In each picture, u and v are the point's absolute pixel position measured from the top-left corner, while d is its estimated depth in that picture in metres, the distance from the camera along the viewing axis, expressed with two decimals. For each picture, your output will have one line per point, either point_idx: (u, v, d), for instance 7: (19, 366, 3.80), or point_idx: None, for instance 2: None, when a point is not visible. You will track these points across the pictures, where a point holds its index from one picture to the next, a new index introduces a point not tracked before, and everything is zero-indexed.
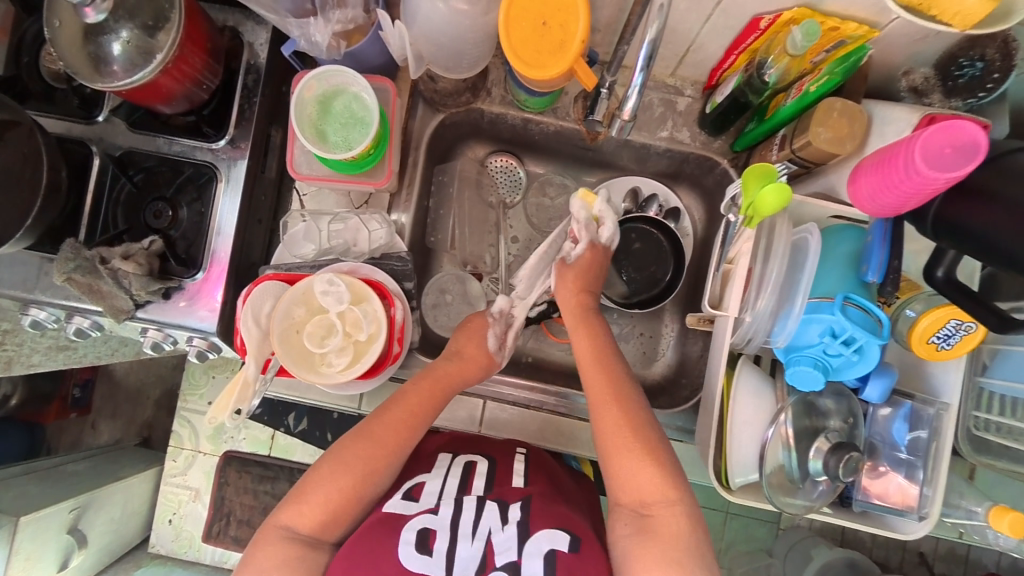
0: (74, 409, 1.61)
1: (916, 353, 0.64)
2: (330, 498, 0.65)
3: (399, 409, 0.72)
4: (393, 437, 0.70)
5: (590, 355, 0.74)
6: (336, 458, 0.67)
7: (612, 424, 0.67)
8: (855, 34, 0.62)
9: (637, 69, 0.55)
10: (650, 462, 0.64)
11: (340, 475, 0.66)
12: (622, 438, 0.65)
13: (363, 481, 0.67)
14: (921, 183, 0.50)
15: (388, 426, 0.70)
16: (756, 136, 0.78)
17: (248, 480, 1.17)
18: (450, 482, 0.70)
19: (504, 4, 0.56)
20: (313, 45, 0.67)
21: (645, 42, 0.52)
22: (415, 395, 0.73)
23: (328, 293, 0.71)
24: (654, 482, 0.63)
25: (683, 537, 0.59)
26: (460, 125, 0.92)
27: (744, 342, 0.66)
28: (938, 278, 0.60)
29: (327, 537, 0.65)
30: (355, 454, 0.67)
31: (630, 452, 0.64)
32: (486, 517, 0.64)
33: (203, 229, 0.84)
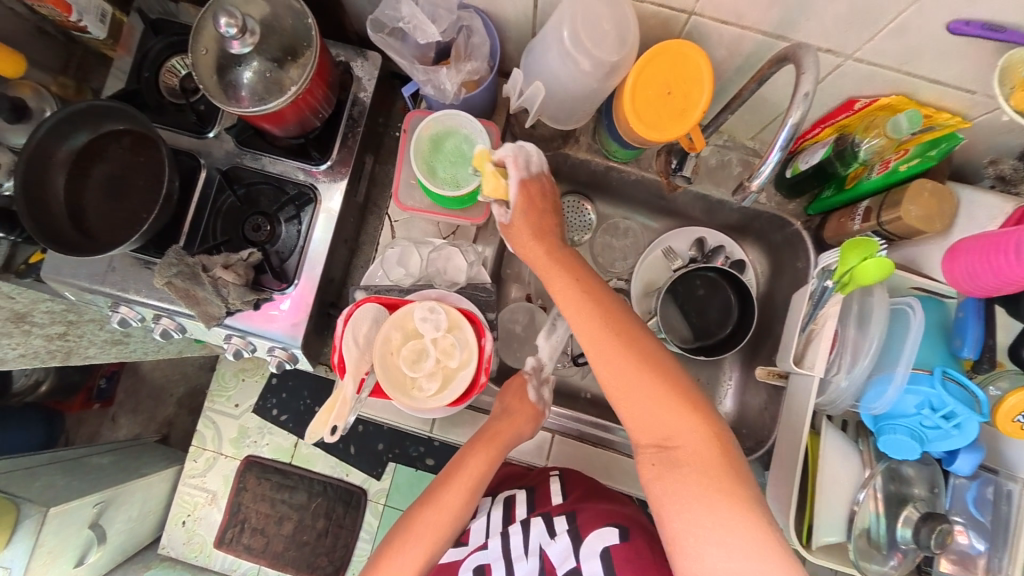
0: (98, 400, 1.62)
1: (1001, 429, 0.65)
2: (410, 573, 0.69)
3: (463, 474, 0.75)
4: (460, 507, 0.73)
5: (569, 287, 0.67)
6: (411, 535, 0.71)
7: (617, 371, 0.61)
8: (946, 123, 0.67)
9: (778, 148, 0.57)
10: (671, 395, 0.59)
11: (417, 552, 0.70)
12: (630, 372, 0.61)
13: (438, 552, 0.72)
14: (1023, 273, 0.55)
15: (454, 498, 0.74)
16: (834, 203, 0.82)
17: (267, 488, 1.17)
18: (495, 517, 0.78)
19: (633, 72, 0.62)
20: (440, 91, 0.72)
21: (788, 126, 0.55)
22: (476, 461, 0.76)
23: (427, 320, 0.73)
24: (676, 415, 0.58)
25: (711, 466, 0.56)
26: (543, 167, 0.96)
27: (829, 403, 0.69)
28: (1023, 356, 0.66)
29: None
30: (427, 530, 0.71)
31: (646, 393, 0.60)
32: (535, 537, 0.71)
33: (297, 244, 0.88)
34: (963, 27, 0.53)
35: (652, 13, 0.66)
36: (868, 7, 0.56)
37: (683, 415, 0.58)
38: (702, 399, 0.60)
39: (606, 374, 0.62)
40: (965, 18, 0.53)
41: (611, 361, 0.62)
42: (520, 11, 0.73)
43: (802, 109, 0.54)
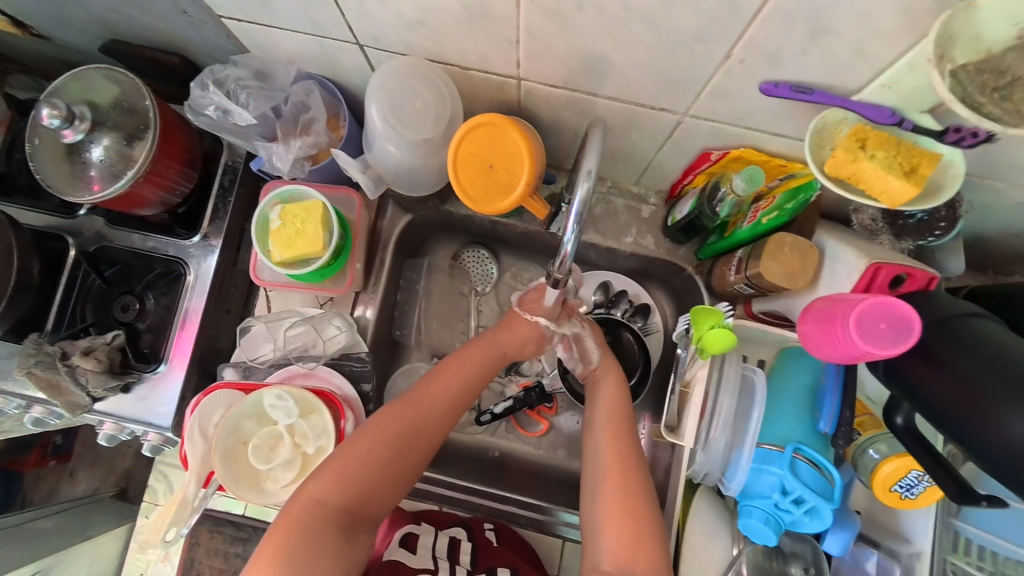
0: (54, 456, 1.37)
1: (882, 499, 0.60)
2: (368, 471, 0.63)
3: (455, 373, 0.71)
4: (445, 404, 0.69)
5: (611, 419, 0.71)
6: (378, 428, 0.65)
7: (608, 497, 0.63)
8: (802, 172, 0.64)
9: (569, 225, 0.51)
10: (637, 527, 0.60)
11: (381, 447, 0.64)
12: (608, 486, 0.64)
13: (409, 452, 0.66)
14: (857, 351, 0.49)
15: (434, 398, 0.69)
16: (718, 249, 0.78)
17: (220, 541, 1.00)
18: (440, 542, 0.80)
19: (452, 148, 0.59)
20: (276, 167, 0.72)
21: (574, 200, 0.49)
22: (463, 365, 0.72)
23: (277, 408, 0.69)
24: (643, 551, 0.59)
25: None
26: (430, 223, 0.93)
27: (701, 476, 0.64)
28: (897, 426, 0.56)
29: (362, 501, 0.63)
30: (398, 429, 0.66)
31: (620, 519, 0.61)
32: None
33: (170, 322, 0.85)
34: (774, 89, 0.49)
35: (483, 80, 0.63)
36: (675, 74, 0.53)
37: (634, 535, 0.60)
38: (657, 526, 0.61)
39: (594, 493, 0.65)
40: (774, 79, 0.49)
41: (605, 483, 0.65)
42: (360, 79, 0.71)
43: (587, 186, 0.49)
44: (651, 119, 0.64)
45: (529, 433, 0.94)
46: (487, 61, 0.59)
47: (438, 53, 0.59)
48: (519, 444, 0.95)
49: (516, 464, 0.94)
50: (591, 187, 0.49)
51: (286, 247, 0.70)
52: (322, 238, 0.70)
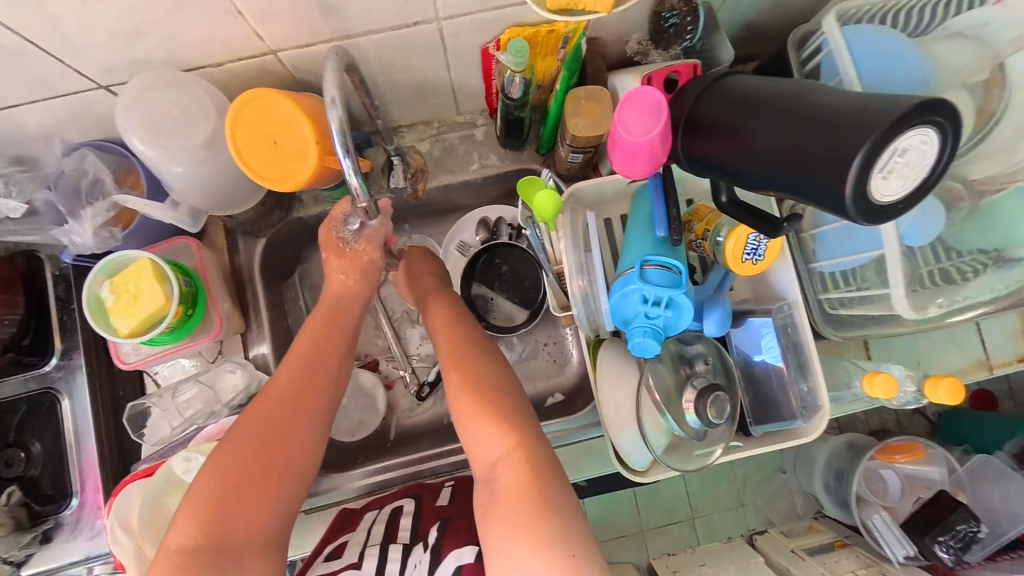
0: None
1: (740, 274, 0.66)
2: (222, 495, 0.55)
3: (298, 354, 0.64)
4: (298, 392, 0.62)
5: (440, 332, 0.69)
6: (227, 447, 0.58)
7: (454, 395, 0.62)
8: (569, 29, 0.66)
9: (340, 158, 0.49)
10: (482, 414, 0.58)
11: (229, 468, 0.56)
12: (452, 384, 0.63)
13: (267, 460, 0.57)
14: (643, 147, 0.55)
15: (284, 390, 0.61)
16: (549, 137, 0.83)
17: None
18: (375, 530, 0.69)
19: (228, 140, 0.58)
20: (84, 245, 0.68)
21: (332, 133, 0.48)
22: (308, 343, 0.65)
23: (190, 471, 0.67)
24: (497, 434, 0.57)
25: (517, 494, 0.53)
26: (292, 236, 0.89)
27: (594, 328, 0.69)
28: (724, 203, 0.61)
29: (224, 534, 0.54)
30: (251, 437, 0.58)
31: (467, 415, 0.59)
32: (413, 560, 0.64)
33: (64, 453, 0.79)
34: None
35: (242, 69, 0.63)
36: None
37: (483, 424, 0.58)
38: (508, 402, 0.60)
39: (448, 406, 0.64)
40: None
41: (450, 387, 0.63)
42: None
43: (337, 115, 0.48)
44: (414, 38, 0.67)
45: None
46: (229, 47, 0.59)
47: (176, 55, 0.58)
48: None
49: None
50: (340, 113, 0.48)
51: (126, 316, 0.67)
52: (161, 290, 0.67)
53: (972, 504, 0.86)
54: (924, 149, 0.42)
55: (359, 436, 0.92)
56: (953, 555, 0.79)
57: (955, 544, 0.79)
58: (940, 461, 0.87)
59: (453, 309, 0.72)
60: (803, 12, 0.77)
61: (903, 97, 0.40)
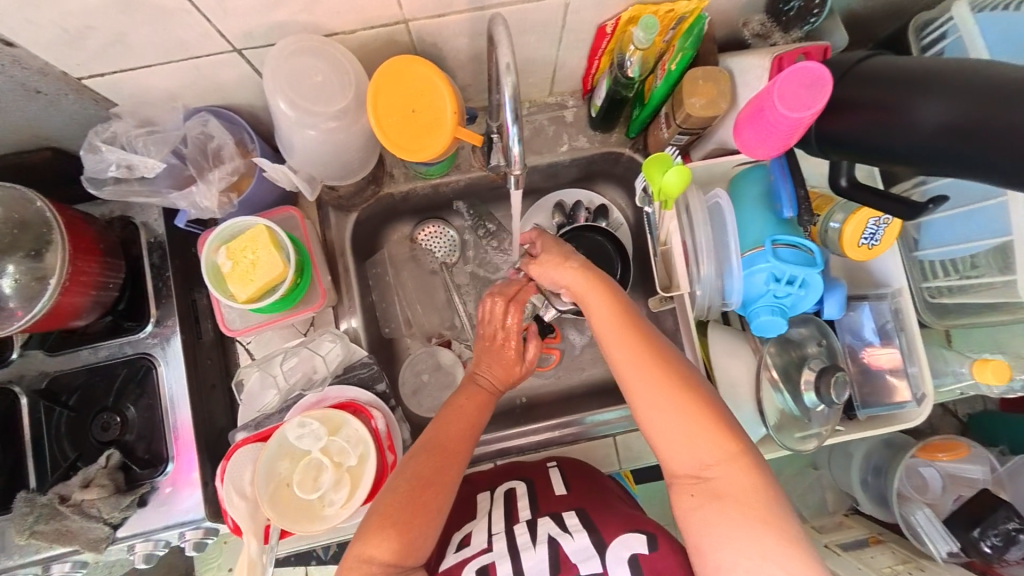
0: None
1: (855, 258, 0.67)
2: (404, 505, 0.58)
3: (467, 393, 0.71)
4: (467, 424, 0.67)
5: (612, 319, 0.62)
6: (411, 462, 0.61)
7: (658, 391, 0.57)
8: (688, 10, 0.69)
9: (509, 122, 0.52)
10: (700, 414, 0.55)
11: (413, 480, 0.59)
12: (637, 372, 0.58)
13: (443, 482, 0.61)
14: (792, 124, 0.55)
15: (460, 422, 0.67)
16: (644, 119, 0.83)
17: None
18: (496, 516, 0.67)
19: (369, 108, 0.59)
20: (204, 209, 0.68)
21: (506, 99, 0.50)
22: (476, 387, 0.71)
23: (304, 436, 0.66)
24: (719, 437, 0.54)
25: (751, 493, 0.52)
26: (375, 216, 0.91)
27: (706, 311, 0.67)
28: (843, 187, 0.63)
29: (409, 547, 0.57)
30: (431, 458, 0.62)
31: (680, 414, 0.55)
32: (544, 530, 0.62)
33: (160, 419, 0.79)
34: None
35: (371, 37, 0.64)
36: None
37: (704, 424, 0.55)
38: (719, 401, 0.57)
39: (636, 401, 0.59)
40: None
41: (643, 381, 0.58)
42: (251, 91, 0.69)
43: (511, 80, 0.50)
44: (539, 14, 0.67)
45: (544, 367, 0.94)
46: (370, 15, 0.59)
47: (319, 22, 0.58)
48: (539, 380, 0.96)
49: (545, 400, 0.95)
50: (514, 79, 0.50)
51: (243, 280, 0.67)
52: (280, 257, 0.67)
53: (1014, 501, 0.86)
54: None
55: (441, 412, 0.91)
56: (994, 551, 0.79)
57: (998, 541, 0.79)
58: (983, 460, 0.87)
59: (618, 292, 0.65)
60: (908, 3, 0.78)
61: None
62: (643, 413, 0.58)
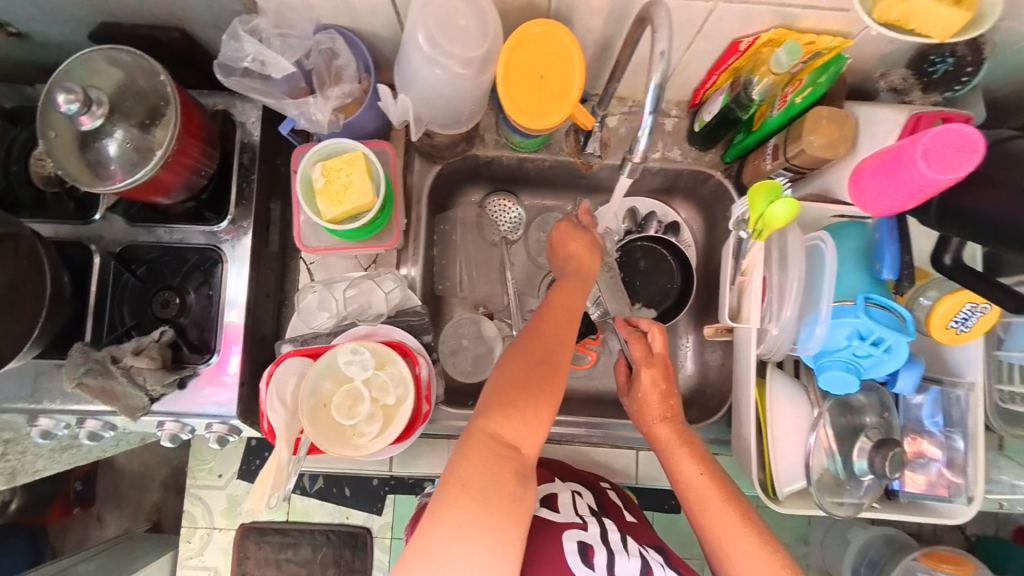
0: (77, 504, 1.22)
1: (939, 339, 0.65)
2: (520, 392, 0.58)
3: (560, 302, 0.68)
4: (566, 329, 0.65)
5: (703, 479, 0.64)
6: (516, 361, 0.61)
7: (750, 556, 0.58)
8: (830, 46, 0.67)
9: (648, 112, 0.58)
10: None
11: (527, 374, 0.59)
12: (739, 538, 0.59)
13: (554, 378, 0.60)
14: (924, 184, 0.53)
15: (556, 327, 0.65)
16: (746, 147, 0.81)
17: (269, 551, 0.95)
18: (576, 503, 0.69)
19: (502, 62, 0.59)
20: (314, 123, 0.70)
21: (654, 86, 0.55)
22: (569, 297, 0.69)
23: (353, 363, 0.68)
24: None
25: None
26: (456, 173, 0.92)
27: (771, 351, 0.65)
28: (948, 263, 0.62)
29: (532, 433, 0.57)
30: (534, 359, 0.61)
31: None
32: (630, 541, 0.62)
33: (214, 312, 0.82)
34: None
35: None
36: None
37: None
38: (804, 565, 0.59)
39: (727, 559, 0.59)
40: None
41: (732, 541, 0.59)
42: (381, 21, 0.70)
43: (659, 71, 0.55)
44: (681, 13, 0.66)
45: (580, 366, 0.93)
46: None
47: None
48: (570, 375, 0.96)
49: (571, 396, 0.95)
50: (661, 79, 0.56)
51: (331, 202, 0.68)
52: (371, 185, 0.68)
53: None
54: None
55: (472, 379, 0.91)
56: None
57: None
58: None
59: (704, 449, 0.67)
60: None
61: None
62: (732, 574, 0.59)
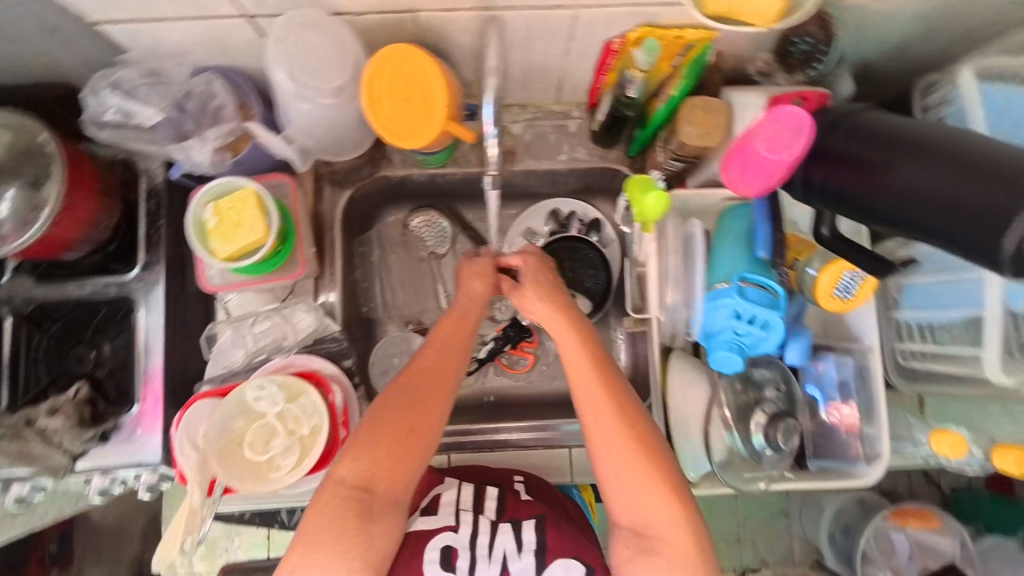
0: None
1: (828, 308, 0.66)
2: (376, 455, 0.57)
3: (440, 337, 0.65)
4: (438, 370, 0.63)
5: (588, 370, 0.61)
6: (379, 414, 0.59)
7: (620, 447, 0.58)
8: (696, 38, 0.69)
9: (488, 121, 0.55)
10: (657, 475, 0.57)
11: (386, 427, 0.58)
12: (629, 480, 0.57)
13: (418, 432, 0.59)
14: (773, 165, 0.54)
15: (432, 373, 0.63)
16: (644, 141, 0.82)
17: None
18: (466, 489, 0.69)
19: (363, 89, 0.59)
20: (196, 164, 0.70)
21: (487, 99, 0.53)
22: (449, 334, 0.66)
23: (261, 398, 0.68)
24: (670, 504, 0.56)
25: (693, 558, 0.55)
26: (372, 195, 0.92)
27: (671, 336, 0.69)
28: (826, 236, 0.65)
29: (382, 485, 0.56)
30: (400, 410, 0.59)
31: (636, 476, 0.57)
32: (501, 541, 0.62)
33: (133, 361, 0.81)
34: None
35: (380, 21, 0.65)
36: None
37: (659, 493, 0.56)
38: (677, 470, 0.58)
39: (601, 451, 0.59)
40: None
41: (605, 436, 0.58)
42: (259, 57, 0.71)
43: (493, 82, 0.54)
44: (547, 22, 0.68)
45: (517, 370, 0.93)
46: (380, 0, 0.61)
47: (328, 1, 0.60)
48: (510, 381, 0.95)
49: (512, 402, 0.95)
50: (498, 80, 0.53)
51: (226, 240, 0.69)
52: (263, 220, 0.69)
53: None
54: None
55: None
56: None
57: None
58: (955, 534, 0.85)
59: (585, 322, 0.66)
60: (927, 62, 0.76)
61: None
62: (601, 467, 0.59)
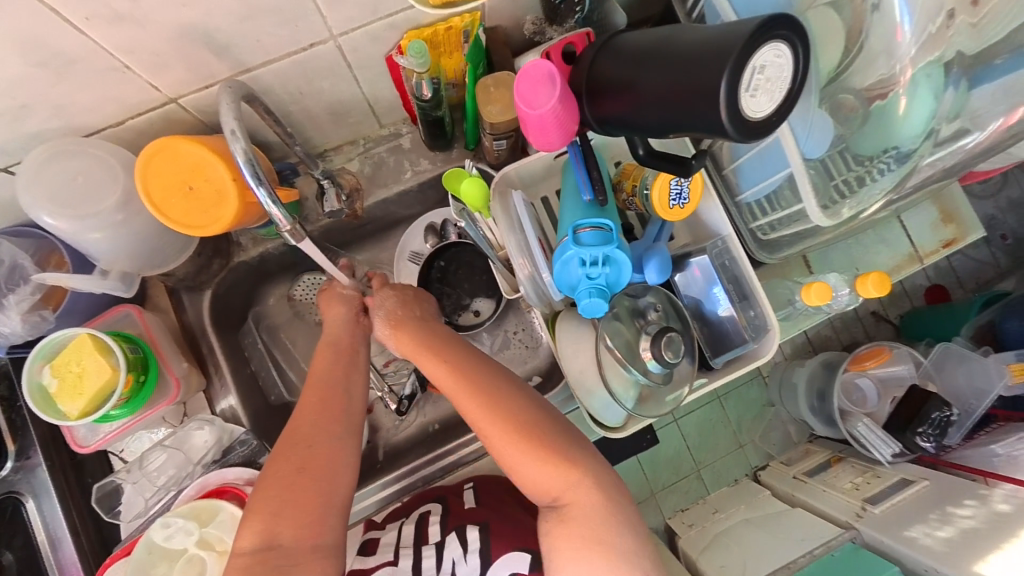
0: None
1: (672, 219, 0.69)
2: (271, 494, 0.58)
3: (320, 371, 0.67)
4: (323, 399, 0.64)
5: (450, 378, 0.64)
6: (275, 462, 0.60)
7: (494, 437, 0.61)
8: (466, 24, 0.68)
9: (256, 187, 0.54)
10: (540, 455, 0.60)
11: (282, 474, 0.59)
12: (524, 465, 0.60)
13: (312, 466, 0.60)
14: (543, 117, 0.57)
15: (317, 402, 0.64)
16: (473, 131, 0.83)
17: None
18: (406, 531, 0.72)
19: (144, 197, 0.58)
20: (12, 331, 0.68)
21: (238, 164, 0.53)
22: (327, 365, 0.67)
23: (173, 536, 0.65)
24: (557, 474, 0.59)
25: (597, 514, 0.58)
26: (239, 285, 0.84)
27: (546, 301, 0.71)
28: (643, 156, 0.62)
29: (280, 532, 0.56)
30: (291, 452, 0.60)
31: (523, 456, 0.60)
32: (448, 555, 0.67)
33: (40, 557, 0.74)
34: None
35: (147, 122, 0.63)
36: (287, 11, 0.56)
37: (547, 465, 0.59)
38: (563, 439, 0.61)
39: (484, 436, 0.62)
40: None
41: (484, 430, 0.61)
42: None
43: (239, 145, 0.53)
44: (315, 61, 0.67)
45: None
46: (128, 103, 0.59)
47: (73, 121, 0.58)
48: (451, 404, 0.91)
49: None
50: (242, 143, 0.53)
51: (78, 395, 0.65)
52: (106, 362, 0.65)
53: (942, 391, 0.90)
54: (778, 63, 0.46)
55: None
56: (932, 442, 0.83)
57: (934, 433, 0.83)
58: (907, 358, 0.91)
59: (446, 340, 0.68)
60: None
61: (748, 20, 0.44)
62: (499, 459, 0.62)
